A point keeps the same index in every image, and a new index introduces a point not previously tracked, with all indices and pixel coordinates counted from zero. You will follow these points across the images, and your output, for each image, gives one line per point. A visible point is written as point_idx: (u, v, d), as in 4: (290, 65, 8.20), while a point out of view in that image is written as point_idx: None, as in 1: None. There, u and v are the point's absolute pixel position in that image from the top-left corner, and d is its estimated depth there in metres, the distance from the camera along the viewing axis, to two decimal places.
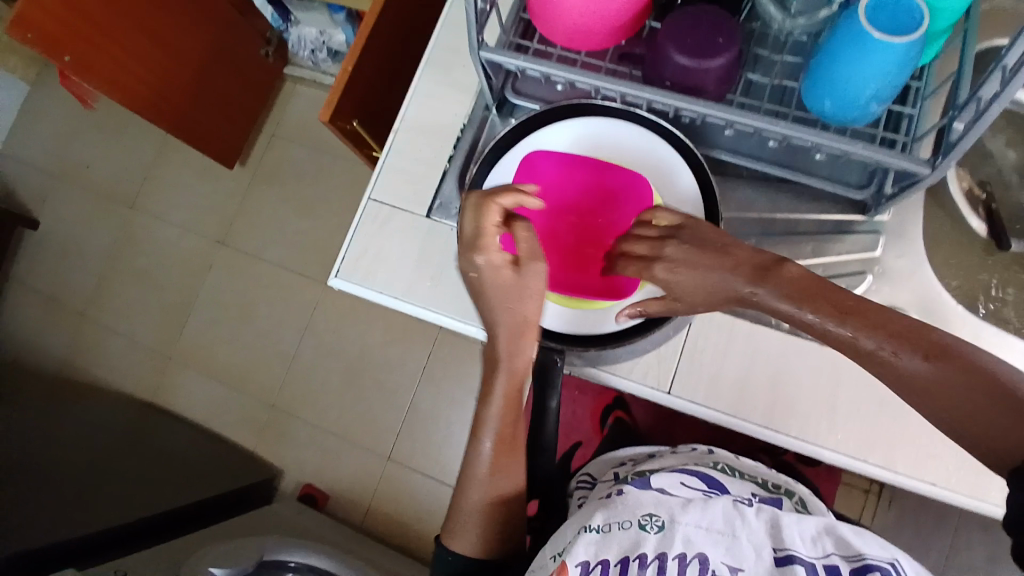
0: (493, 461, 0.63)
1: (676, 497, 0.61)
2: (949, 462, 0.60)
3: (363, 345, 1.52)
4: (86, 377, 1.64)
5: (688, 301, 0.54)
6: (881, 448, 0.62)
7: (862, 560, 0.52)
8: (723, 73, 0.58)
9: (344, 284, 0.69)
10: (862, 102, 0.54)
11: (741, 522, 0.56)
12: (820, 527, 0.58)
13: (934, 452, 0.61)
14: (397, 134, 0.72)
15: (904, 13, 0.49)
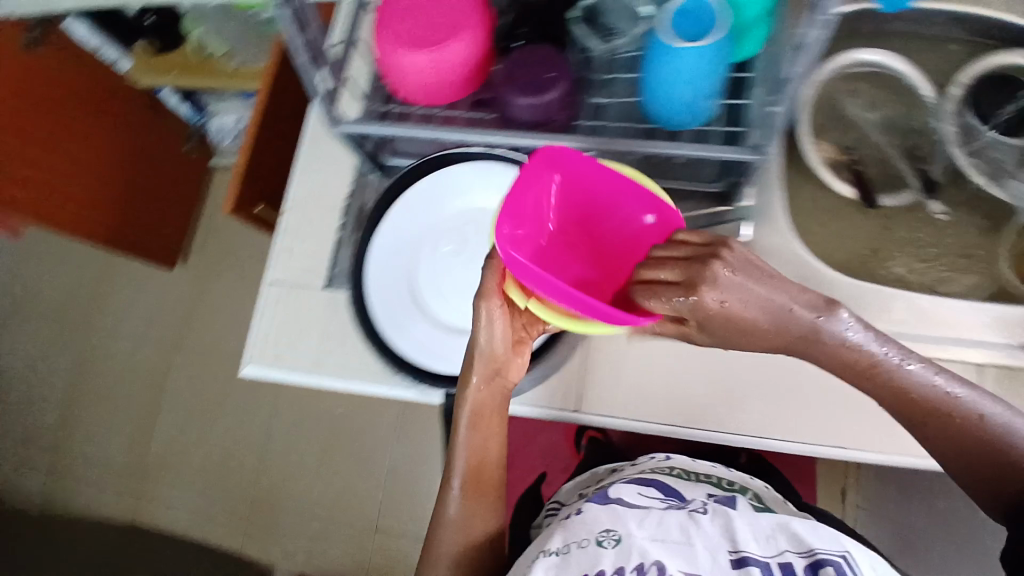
0: (466, 508, 0.64)
1: (635, 510, 0.62)
2: (886, 429, 0.63)
3: (334, 419, 1.52)
4: (65, 508, 1.60)
5: (725, 341, 0.51)
6: (822, 427, 0.63)
7: (813, 554, 0.53)
8: (564, 100, 0.61)
9: (257, 370, 0.70)
10: (689, 103, 0.58)
11: (696, 529, 0.58)
12: (773, 524, 0.59)
13: (873, 420, 0.63)
14: (285, 216, 0.74)
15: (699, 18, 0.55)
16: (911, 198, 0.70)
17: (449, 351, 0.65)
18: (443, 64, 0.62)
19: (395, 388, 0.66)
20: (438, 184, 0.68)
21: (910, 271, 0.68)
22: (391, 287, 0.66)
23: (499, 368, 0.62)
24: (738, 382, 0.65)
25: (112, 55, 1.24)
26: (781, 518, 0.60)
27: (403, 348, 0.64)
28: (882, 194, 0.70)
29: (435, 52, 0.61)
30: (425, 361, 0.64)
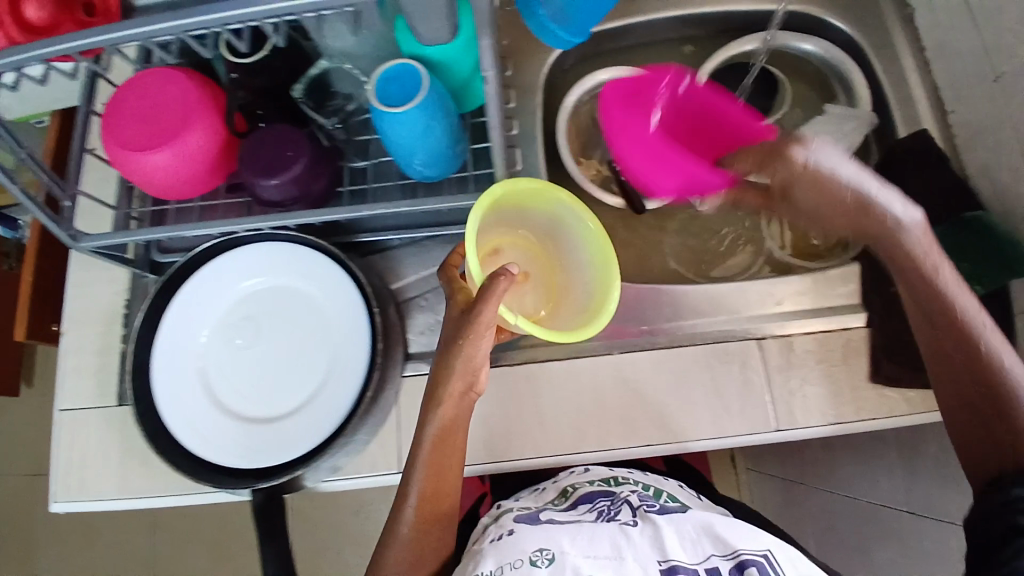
0: (417, 532, 0.58)
1: (564, 525, 0.59)
2: (796, 404, 0.64)
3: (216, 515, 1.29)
4: None
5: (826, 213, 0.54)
6: (739, 417, 0.64)
7: (738, 558, 0.54)
8: (313, 172, 0.61)
9: (66, 505, 0.67)
10: (438, 150, 0.60)
11: (626, 541, 0.56)
12: (696, 527, 0.58)
13: (790, 398, 0.65)
14: (66, 337, 0.71)
15: (409, 81, 0.54)
16: None
17: (249, 446, 0.62)
18: (183, 156, 0.61)
19: (207, 492, 0.65)
20: (209, 279, 0.66)
21: (688, 266, 0.72)
22: (184, 393, 0.63)
23: (471, 382, 0.57)
24: (555, 405, 0.66)
25: None
26: (702, 516, 0.59)
27: (205, 453, 0.61)
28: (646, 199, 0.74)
29: (171, 146, 0.60)
30: (224, 461, 0.61)
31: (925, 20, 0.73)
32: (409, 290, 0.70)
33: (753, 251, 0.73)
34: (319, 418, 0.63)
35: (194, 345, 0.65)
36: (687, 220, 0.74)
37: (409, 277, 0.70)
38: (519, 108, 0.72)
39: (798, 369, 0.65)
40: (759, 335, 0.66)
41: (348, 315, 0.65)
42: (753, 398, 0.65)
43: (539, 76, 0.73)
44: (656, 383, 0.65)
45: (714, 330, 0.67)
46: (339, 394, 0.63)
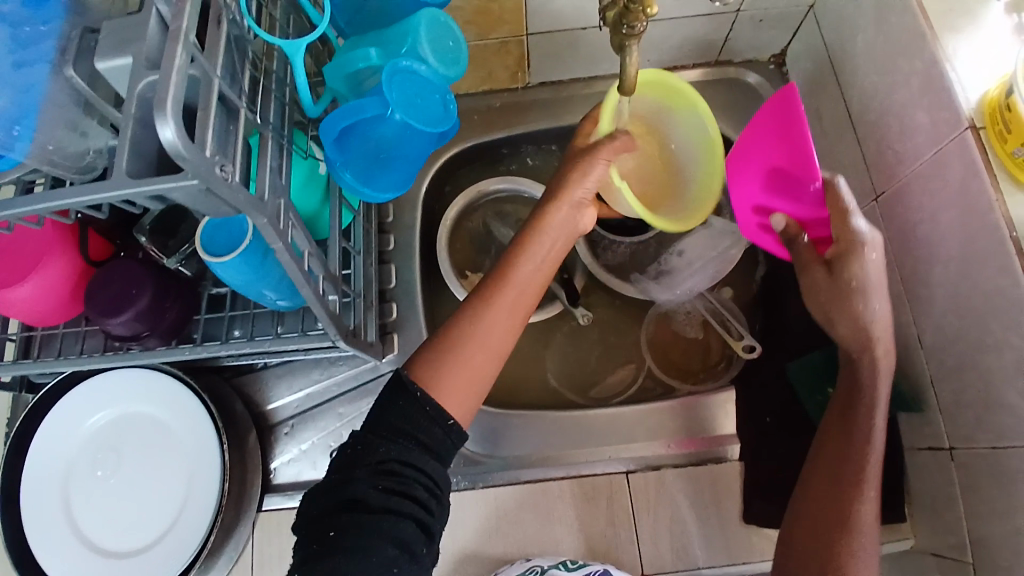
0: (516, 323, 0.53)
1: None
2: (669, 544, 0.62)
3: None
4: None
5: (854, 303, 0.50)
6: (608, 555, 0.62)
7: None
8: (158, 314, 0.61)
9: None
10: (279, 285, 0.59)
11: None
12: None
13: (664, 534, 0.62)
14: None
15: (236, 227, 0.55)
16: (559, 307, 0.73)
17: None
18: (52, 284, 0.61)
19: None
20: (72, 404, 0.66)
21: (567, 383, 0.72)
22: (43, 521, 0.62)
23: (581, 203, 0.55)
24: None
25: None
26: None
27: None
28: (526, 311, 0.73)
29: (40, 277, 0.60)
30: None
31: (812, 128, 0.73)
32: (276, 413, 0.68)
33: (635, 367, 0.72)
34: (178, 544, 0.62)
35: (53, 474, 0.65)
36: (570, 333, 0.74)
37: (278, 400, 0.69)
38: (398, 222, 0.74)
39: (669, 504, 0.63)
40: (621, 468, 0.65)
41: (202, 446, 0.64)
42: (625, 533, 0.63)
43: (419, 189, 0.75)
44: (523, 512, 0.64)
45: (575, 464, 0.65)
46: (189, 528, 0.62)
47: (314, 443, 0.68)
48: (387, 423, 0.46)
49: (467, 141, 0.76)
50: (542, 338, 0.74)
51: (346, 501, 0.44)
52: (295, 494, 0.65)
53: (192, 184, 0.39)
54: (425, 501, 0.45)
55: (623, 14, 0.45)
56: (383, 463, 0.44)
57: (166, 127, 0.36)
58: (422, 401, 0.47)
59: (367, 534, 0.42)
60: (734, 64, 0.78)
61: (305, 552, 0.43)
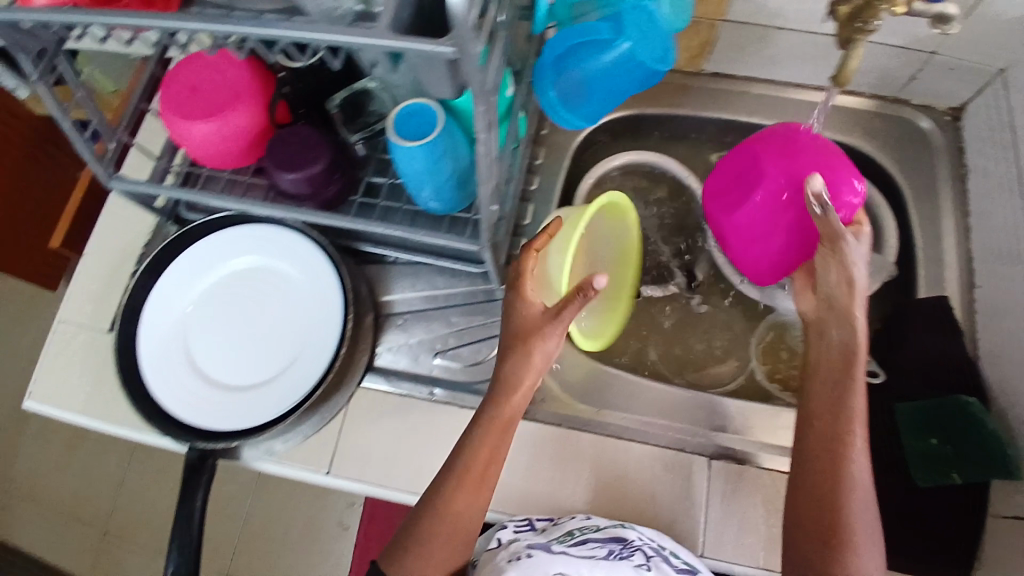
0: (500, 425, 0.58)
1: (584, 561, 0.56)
2: (733, 538, 0.62)
3: None
4: None
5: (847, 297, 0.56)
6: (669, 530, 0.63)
7: None
8: (321, 182, 0.65)
9: (32, 405, 0.71)
10: (443, 186, 0.62)
11: None
12: None
13: (729, 528, 0.63)
14: (85, 257, 0.75)
15: (426, 119, 0.58)
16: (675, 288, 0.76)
17: (200, 404, 0.65)
18: (226, 132, 0.65)
19: (154, 438, 0.67)
20: (220, 243, 0.71)
21: (664, 361, 0.74)
22: (166, 340, 0.67)
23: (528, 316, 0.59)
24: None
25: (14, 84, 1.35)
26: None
27: (161, 397, 0.64)
28: (646, 287, 0.76)
29: (217, 121, 0.64)
30: (172, 410, 0.64)
31: (976, 186, 0.72)
32: (392, 305, 0.72)
33: (737, 364, 0.73)
34: (279, 394, 0.65)
35: (188, 300, 0.70)
36: (676, 315, 0.75)
37: (397, 294, 0.72)
38: (544, 165, 0.76)
39: (744, 499, 0.64)
40: (689, 449, 0.66)
41: (326, 314, 0.68)
42: (694, 514, 0.64)
43: (572, 141, 0.77)
44: (600, 465, 0.66)
45: (646, 432, 0.67)
46: (295, 382, 0.65)
47: (419, 342, 0.71)
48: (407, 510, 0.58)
49: (627, 109, 0.78)
50: (650, 313, 0.75)
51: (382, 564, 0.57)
52: (394, 382, 0.69)
53: (447, 54, 0.41)
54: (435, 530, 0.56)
55: (861, 9, 0.50)
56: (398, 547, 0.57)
57: None
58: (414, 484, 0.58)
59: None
60: (910, 104, 0.78)
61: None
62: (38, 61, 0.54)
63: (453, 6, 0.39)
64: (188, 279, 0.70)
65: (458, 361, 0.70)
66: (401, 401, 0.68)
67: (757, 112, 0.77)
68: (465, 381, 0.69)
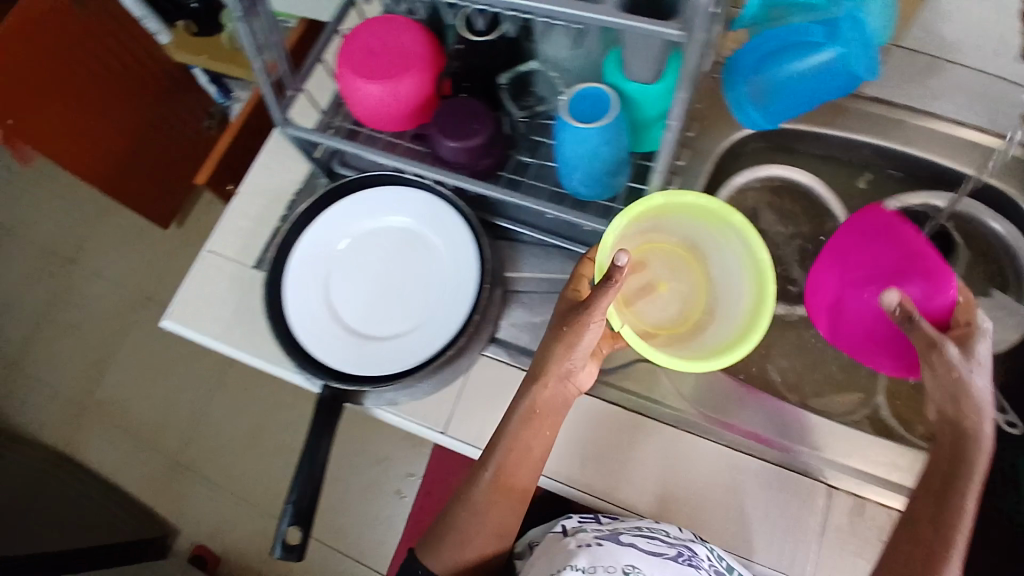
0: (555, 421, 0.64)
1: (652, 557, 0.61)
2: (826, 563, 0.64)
3: (274, 408, 1.61)
4: (21, 438, 1.69)
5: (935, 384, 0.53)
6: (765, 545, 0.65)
7: None
8: (478, 152, 0.68)
9: (173, 325, 0.76)
10: (600, 173, 0.63)
11: None
12: None
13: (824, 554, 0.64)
14: (239, 196, 0.80)
15: (599, 103, 0.59)
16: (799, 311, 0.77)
17: (334, 348, 0.69)
18: (393, 96, 0.68)
19: (287, 373, 0.71)
20: (369, 197, 0.73)
21: (781, 377, 0.74)
22: (310, 283, 0.71)
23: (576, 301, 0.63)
24: (578, 438, 0.70)
25: (154, 25, 1.47)
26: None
27: (301, 336, 0.69)
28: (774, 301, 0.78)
29: (388, 84, 0.66)
30: (311, 350, 0.69)
31: None
32: (520, 283, 0.74)
33: (856, 395, 0.73)
34: (408, 350, 0.68)
35: (332, 249, 0.73)
36: (797, 334, 0.76)
37: (527, 272, 0.74)
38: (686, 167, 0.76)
39: (843, 529, 0.65)
40: (775, 462, 0.67)
41: (462, 282, 0.70)
42: (790, 536, 0.65)
43: (716, 146, 0.78)
44: (705, 472, 0.67)
45: (735, 438, 0.68)
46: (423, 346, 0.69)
47: (542, 322, 0.73)
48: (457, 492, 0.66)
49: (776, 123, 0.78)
50: (774, 330, 0.76)
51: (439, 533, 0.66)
52: (516, 357, 0.71)
53: (672, 36, 0.42)
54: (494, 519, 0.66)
55: None
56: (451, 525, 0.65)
57: None
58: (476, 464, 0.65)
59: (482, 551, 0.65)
60: None
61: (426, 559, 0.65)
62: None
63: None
64: (336, 229, 0.73)
65: None
66: (519, 374, 0.71)
67: (910, 143, 0.76)
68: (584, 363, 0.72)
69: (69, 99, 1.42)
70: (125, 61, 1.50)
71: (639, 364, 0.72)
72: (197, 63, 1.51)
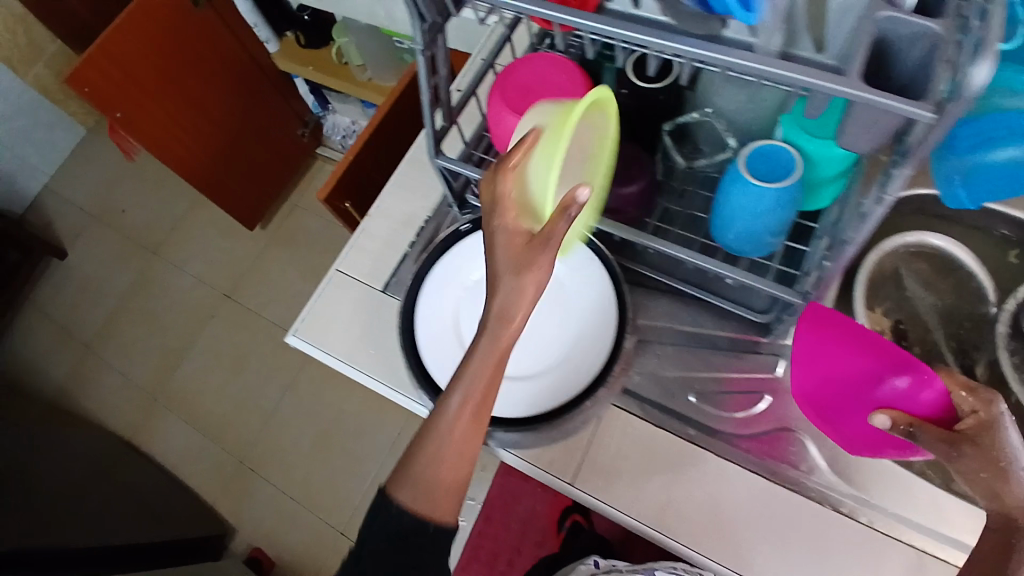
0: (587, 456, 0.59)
1: None
2: None
3: (340, 416, 1.63)
4: (94, 421, 1.74)
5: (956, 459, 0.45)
6: None
7: None
8: (633, 199, 0.66)
9: (297, 341, 0.77)
10: (762, 234, 0.60)
11: None
12: None
13: None
14: (371, 217, 0.81)
15: (782, 163, 0.56)
16: None
17: None
18: None
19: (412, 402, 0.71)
20: None
21: None
22: (441, 316, 0.70)
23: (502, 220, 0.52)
24: (683, 488, 0.66)
25: (264, 34, 1.48)
26: None
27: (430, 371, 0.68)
28: None
29: None
30: (441, 386, 0.68)
31: None
32: (655, 333, 0.71)
33: None
34: (541, 395, 0.66)
35: (463, 281, 0.72)
36: None
37: (660, 322, 0.72)
38: None
39: None
40: (892, 535, 0.62)
41: (598, 328, 0.67)
42: None
43: None
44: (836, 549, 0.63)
45: (853, 507, 0.64)
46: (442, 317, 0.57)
47: (676, 377, 0.70)
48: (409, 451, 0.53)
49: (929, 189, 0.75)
50: None
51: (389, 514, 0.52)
52: (648, 410, 0.68)
53: (923, 119, 0.40)
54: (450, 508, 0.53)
55: None
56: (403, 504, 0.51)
57: (980, 65, 0.37)
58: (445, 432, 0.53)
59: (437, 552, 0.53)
60: None
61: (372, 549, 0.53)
62: (426, 33, 0.57)
63: (968, 80, 0.38)
64: (469, 263, 0.72)
65: (716, 407, 0.68)
66: (649, 428, 0.68)
67: None
68: (716, 423, 0.68)
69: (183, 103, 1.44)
70: (232, 61, 1.49)
71: (778, 430, 0.67)
72: (301, 74, 1.54)
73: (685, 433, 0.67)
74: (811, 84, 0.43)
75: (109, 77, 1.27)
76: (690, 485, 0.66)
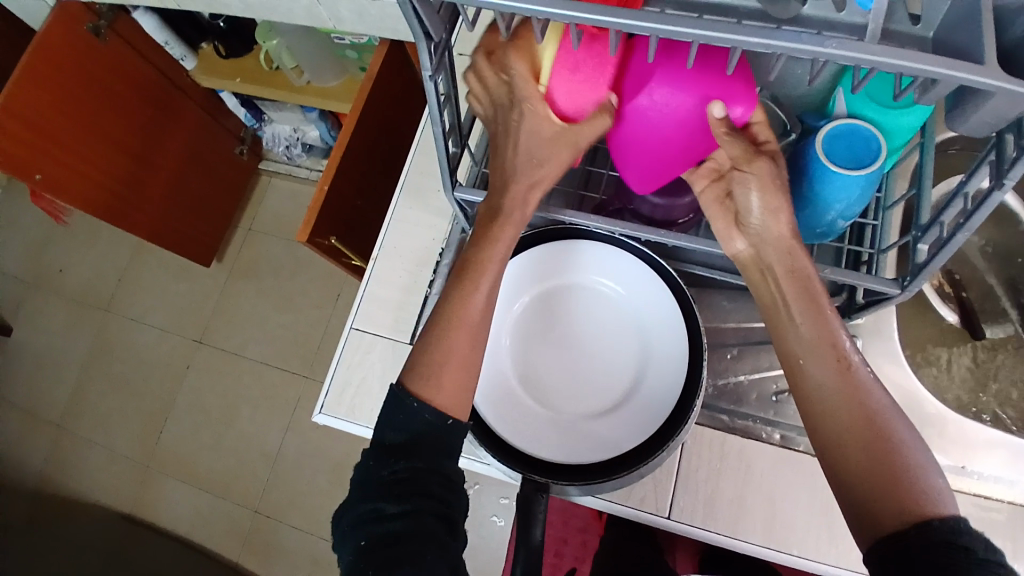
0: None
1: None
2: None
3: (349, 443, 1.55)
4: (83, 502, 1.61)
5: (772, 232, 0.50)
6: None
7: None
8: (692, 205, 0.63)
9: (327, 420, 0.71)
10: (827, 220, 0.56)
11: None
12: None
13: None
14: (376, 262, 0.76)
15: (861, 143, 0.52)
16: (1011, 331, 0.76)
17: (539, 432, 0.61)
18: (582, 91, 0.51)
19: (478, 461, 0.69)
20: (549, 255, 0.67)
21: (1001, 403, 0.71)
22: (501, 360, 0.65)
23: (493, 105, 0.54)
24: (779, 496, 0.62)
25: (179, 52, 1.30)
26: None
27: (491, 428, 0.61)
28: (986, 324, 0.77)
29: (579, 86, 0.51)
30: (513, 440, 0.60)
31: None
32: (722, 336, 0.67)
33: None
34: (637, 426, 0.60)
35: (509, 315, 0.67)
36: (1010, 356, 0.74)
37: (728, 324, 0.67)
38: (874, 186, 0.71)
39: None
40: (996, 492, 0.64)
41: (672, 341, 0.62)
42: None
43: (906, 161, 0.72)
44: None
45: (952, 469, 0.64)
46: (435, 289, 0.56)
47: (750, 379, 0.65)
48: (384, 440, 0.50)
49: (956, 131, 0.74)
50: (991, 353, 0.74)
51: (366, 514, 0.48)
52: (733, 421, 0.64)
53: None
54: (446, 498, 0.48)
55: None
56: (376, 494, 0.47)
57: None
58: (435, 420, 0.50)
59: (421, 559, 0.46)
60: None
61: (346, 561, 0.48)
62: (433, 54, 0.48)
63: None
64: (521, 302, 0.67)
65: None
66: (738, 440, 0.64)
67: None
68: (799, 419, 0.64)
69: (108, 145, 1.30)
70: (152, 92, 1.34)
71: None
72: (227, 89, 1.37)
73: (779, 438, 0.64)
74: (938, 74, 0.38)
75: (21, 138, 1.12)
76: (784, 494, 0.62)
